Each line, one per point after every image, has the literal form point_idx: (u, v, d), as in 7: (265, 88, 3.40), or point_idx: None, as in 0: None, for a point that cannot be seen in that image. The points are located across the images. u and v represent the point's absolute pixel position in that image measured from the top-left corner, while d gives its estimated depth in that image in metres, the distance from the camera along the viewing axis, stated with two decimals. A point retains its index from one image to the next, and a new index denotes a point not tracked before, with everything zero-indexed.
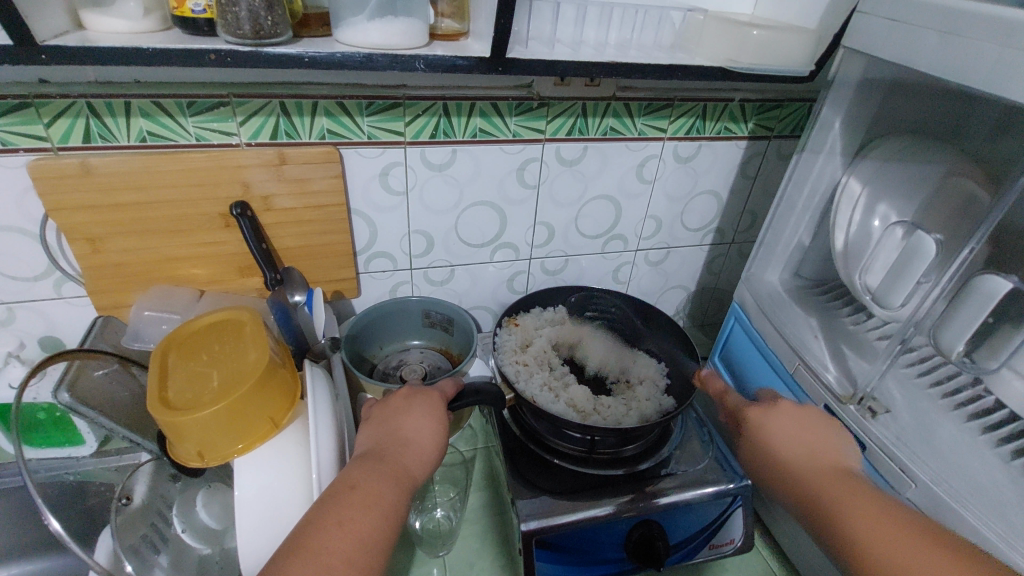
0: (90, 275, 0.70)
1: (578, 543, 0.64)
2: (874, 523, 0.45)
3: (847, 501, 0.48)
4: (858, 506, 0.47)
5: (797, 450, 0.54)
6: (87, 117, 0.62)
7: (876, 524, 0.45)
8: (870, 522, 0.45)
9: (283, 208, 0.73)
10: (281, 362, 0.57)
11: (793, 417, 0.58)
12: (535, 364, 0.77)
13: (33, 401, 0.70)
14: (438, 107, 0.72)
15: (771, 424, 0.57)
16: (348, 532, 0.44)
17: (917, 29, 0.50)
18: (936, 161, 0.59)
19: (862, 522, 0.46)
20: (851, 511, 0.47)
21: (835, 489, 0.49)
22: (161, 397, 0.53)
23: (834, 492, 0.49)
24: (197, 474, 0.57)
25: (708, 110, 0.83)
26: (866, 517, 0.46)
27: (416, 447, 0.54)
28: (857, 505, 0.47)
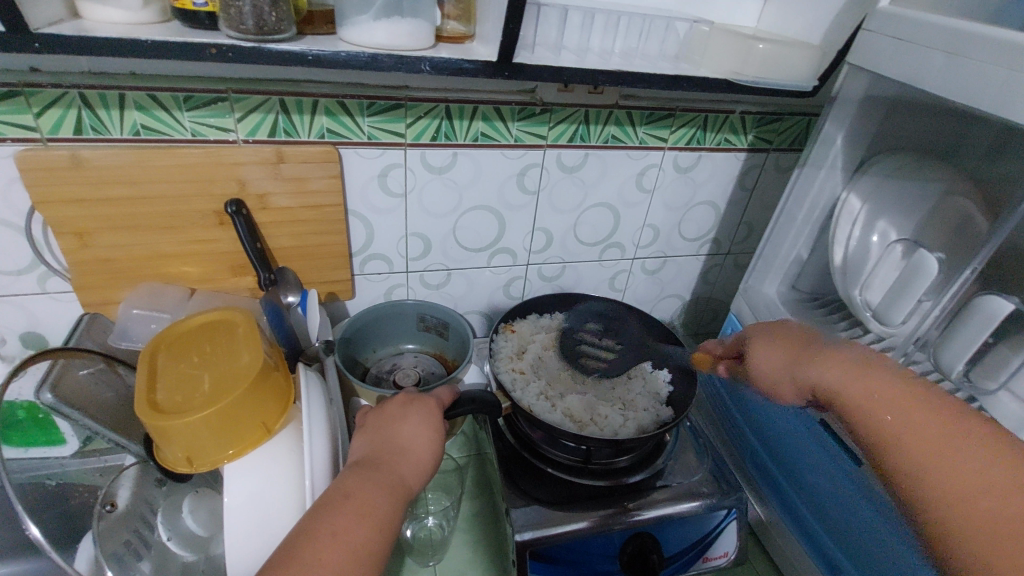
0: (76, 271, 0.68)
1: (572, 554, 0.63)
2: (952, 459, 0.42)
3: (853, 397, 0.49)
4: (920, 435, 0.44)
5: (792, 375, 0.55)
6: (78, 108, 0.60)
7: (937, 454, 0.43)
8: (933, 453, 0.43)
9: (279, 207, 0.72)
10: (274, 364, 0.56)
11: (774, 345, 0.58)
12: (531, 371, 0.77)
13: (14, 399, 0.69)
14: (440, 110, 0.71)
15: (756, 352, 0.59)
16: (341, 544, 0.43)
17: (922, 48, 0.50)
18: (934, 180, 0.60)
19: (927, 457, 0.43)
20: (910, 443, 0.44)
21: (881, 405, 0.47)
22: (150, 400, 0.51)
23: (889, 416, 0.46)
24: (186, 479, 0.56)
25: (709, 121, 0.83)
26: (927, 446, 0.44)
27: (411, 455, 0.52)
28: (923, 434, 0.44)
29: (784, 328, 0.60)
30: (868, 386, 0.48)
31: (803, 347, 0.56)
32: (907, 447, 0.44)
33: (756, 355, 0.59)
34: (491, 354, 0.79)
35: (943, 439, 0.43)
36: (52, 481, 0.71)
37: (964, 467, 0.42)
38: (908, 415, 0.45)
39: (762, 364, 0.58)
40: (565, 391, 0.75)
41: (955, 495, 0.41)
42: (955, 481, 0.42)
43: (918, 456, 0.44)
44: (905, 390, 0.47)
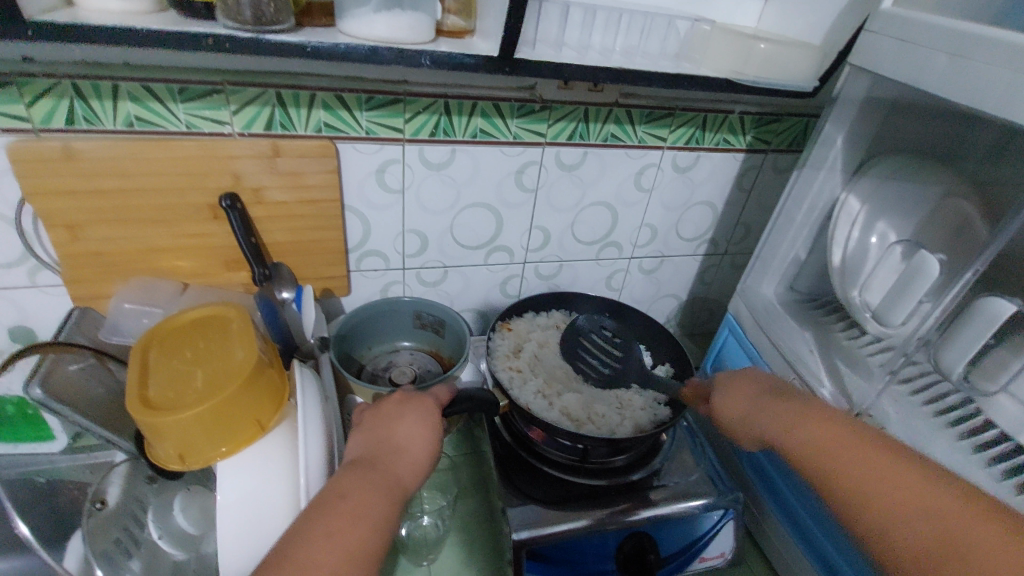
0: (67, 264, 0.67)
1: (567, 554, 0.62)
2: (898, 494, 0.44)
3: (801, 445, 0.51)
4: (868, 475, 0.46)
5: (757, 419, 0.56)
6: (71, 98, 0.59)
7: (900, 495, 0.43)
8: (895, 498, 0.44)
9: (275, 202, 0.71)
10: (268, 361, 0.55)
11: (748, 389, 0.59)
12: (528, 370, 0.77)
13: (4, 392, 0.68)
14: (439, 105, 0.71)
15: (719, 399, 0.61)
16: (337, 544, 0.43)
17: (924, 50, 0.50)
18: (933, 183, 0.61)
19: (887, 495, 0.44)
20: (855, 480, 0.46)
21: (835, 450, 0.48)
22: (141, 396, 0.50)
23: (853, 464, 0.47)
24: (175, 476, 0.55)
25: (708, 121, 0.83)
26: (874, 482, 0.45)
27: (408, 455, 0.52)
28: (873, 469, 0.46)
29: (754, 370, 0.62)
30: (830, 438, 0.49)
31: (769, 393, 0.57)
32: (858, 486, 0.46)
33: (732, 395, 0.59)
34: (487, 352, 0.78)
35: (896, 482, 0.44)
36: (42, 478, 0.70)
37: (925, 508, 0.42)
38: (864, 454, 0.47)
39: (727, 411, 0.59)
40: (563, 390, 0.75)
41: (939, 535, 0.41)
42: (932, 518, 0.42)
43: (856, 483, 0.46)
44: (843, 427, 0.50)
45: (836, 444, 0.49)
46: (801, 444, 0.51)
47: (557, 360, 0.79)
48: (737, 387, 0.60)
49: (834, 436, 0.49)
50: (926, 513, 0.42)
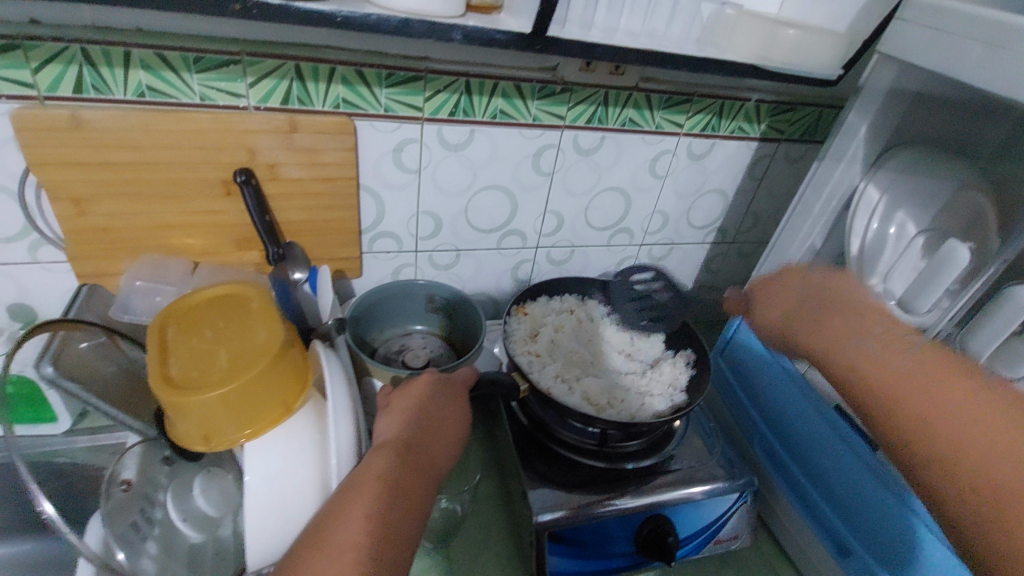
0: (72, 239, 0.64)
1: (589, 537, 0.63)
2: (929, 402, 0.42)
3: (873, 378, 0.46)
4: (910, 372, 0.45)
5: (801, 326, 0.57)
6: (80, 65, 0.57)
7: (901, 393, 0.44)
8: (922, 418, 0.42)
9: (289, 179, 0.69)
10: (293, 340, 0.54)
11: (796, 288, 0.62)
12: (546, 354, 0.77)
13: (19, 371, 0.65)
14: (460, 84, 0.69)
15: (760, 300, 0.64)
16: (376, 521, 0.43)
17: (961, 39, 0.50)
18: (951, 177, 0.62)
19: (946, 425, 0.41)
20: (915, 408, 0.43)
21: (862, 357, 0.48)
22: (164, 375, 0.48)
23: (883, 369, 0.46)
24: (197, 458, 0.57)
25: (724, 108, 0.83)
26: (894, 392, 0.44)
27: (443, 438, 0.53)
28: (922, 378, 0.44)
29: (826, 275, 0.62)
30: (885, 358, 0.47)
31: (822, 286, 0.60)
32: (884, 387, 0.45)
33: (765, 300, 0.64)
34: (504, 336, 0.78)
35: (915, 370, 0.45)
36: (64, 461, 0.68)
37: (956, 409, 0.41)
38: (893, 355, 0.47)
39: (767, 309, 0.62)
40: (581, 376, 0.75)
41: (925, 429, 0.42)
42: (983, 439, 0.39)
43: (896, 405, 0.44)
44: (885, 339, 0.49)
45: (908, 378, 0.44)
46: (848, 356, 0.49)
47: (574, 345, 0.79)
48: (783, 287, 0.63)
49: (868, 352, 0.48)
50: (958, 418, 0.41)
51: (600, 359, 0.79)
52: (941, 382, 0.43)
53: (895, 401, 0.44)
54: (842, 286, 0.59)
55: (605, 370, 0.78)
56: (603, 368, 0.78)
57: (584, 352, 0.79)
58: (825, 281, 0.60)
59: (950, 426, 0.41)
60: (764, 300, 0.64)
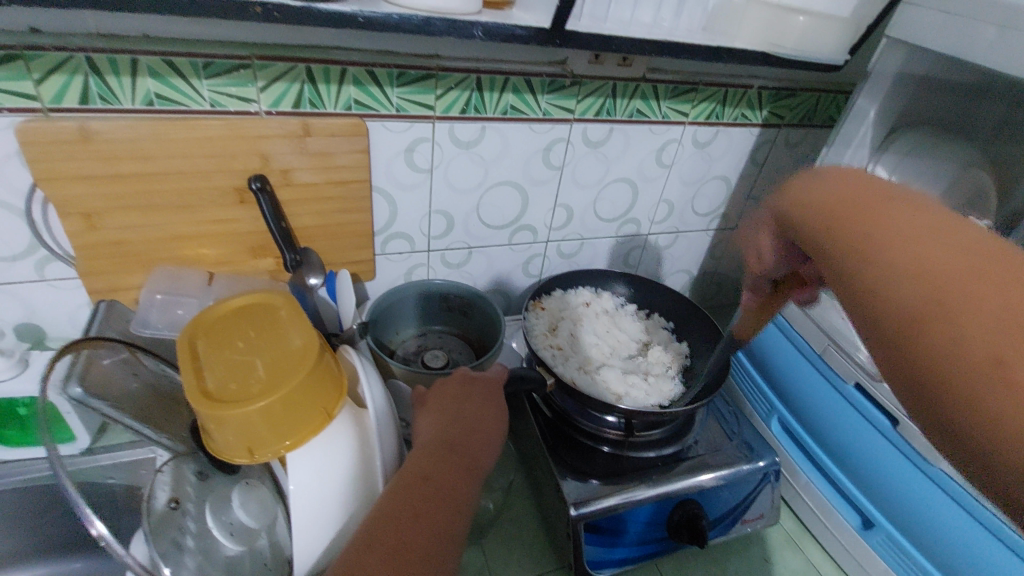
0: (82, 255, 0.63)
1: (621, 526, 0.64)
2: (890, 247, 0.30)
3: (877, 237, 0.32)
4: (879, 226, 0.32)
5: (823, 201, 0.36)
6: (85, 74, 0.55)
7: (900, 264, 0.30)
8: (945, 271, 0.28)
9: (303, 183, 0.68)
10: (327, 348, 0.53)
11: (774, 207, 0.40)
12: (567, 348, 0.78)
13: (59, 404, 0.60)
14: (471, 81, 0.69)
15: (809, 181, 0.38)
16: (427, 525, 0.43)
17: (972, 20, 0.51)
18: (954, 156, 0.65)
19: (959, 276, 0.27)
20: (875, 253, 0.31)
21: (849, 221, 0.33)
22: (201, 388, 0.48)
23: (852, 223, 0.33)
24: (235, 470, 0.60)
25: (728, 96, 0.84)
26: (894, 262, 0.30)
27: (480, 435, 0.53)
28: (906, 257, 0.30)
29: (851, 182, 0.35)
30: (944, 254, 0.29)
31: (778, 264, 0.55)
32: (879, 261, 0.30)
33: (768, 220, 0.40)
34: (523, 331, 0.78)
35: (921, 247, 0.30)
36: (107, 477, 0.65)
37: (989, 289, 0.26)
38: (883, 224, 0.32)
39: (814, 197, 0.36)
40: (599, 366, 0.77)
41: (927, 278, 0.28)
42: (936, 274, 0.28)
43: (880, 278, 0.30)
44: (887, 201, 0.33)
45: (852, 205, 0.34)
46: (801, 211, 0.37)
47: (591, 337, 0.81)
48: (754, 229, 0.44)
49: (899, 227, 0.31)
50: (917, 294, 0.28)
51: (617, 350, 0.82)
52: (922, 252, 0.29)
53: (919, 264, 0.29)
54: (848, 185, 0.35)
55: (622, 361, 0.80)
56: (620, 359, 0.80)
57: (601, 345, 0.81)
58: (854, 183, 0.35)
59: (925, 260, 0.29)
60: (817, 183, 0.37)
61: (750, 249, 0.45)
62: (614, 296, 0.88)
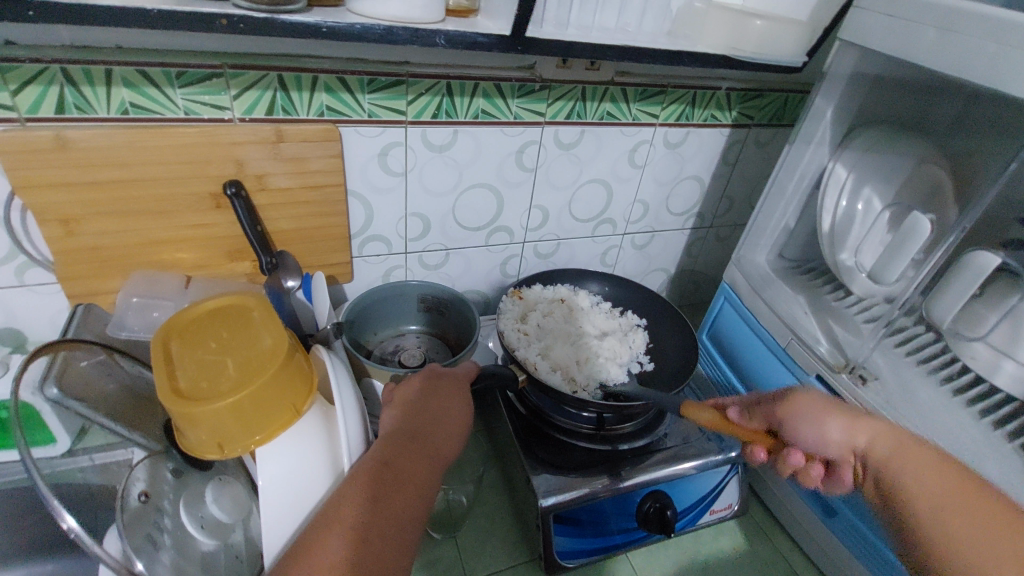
0: (61, 260, 0.64)
1: (591, 516, 0.66)
2: (940, 494, 0.43)
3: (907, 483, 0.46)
4: (927, 475, 0.45)
5: (876, 447, 0.50)
6: (61, 84, 0.56)
7: (947, 514, 0.42)
8: (959, 529, 0.41)
9: (278, 188, 0.70)
10: (297, 347, 0.55)
11: (815, 405, 0.54)
12: (534, 335, 0.81)
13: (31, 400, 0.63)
14: (442, 86, 0.71)
15: (867, 422, 0.51)
16: (387, 511, 0.45)
17: (914, 24, 0.53)
18: (909, 152, 0.67)
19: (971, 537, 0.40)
20: (928, 498, 0.44)
21: (904, 465, 0.47)
22: (173, 387, 0.49)
23: (907, 468, 0.46)
24: (208, 467, 0.61)
25: (697, 98, 0.86)
26: (943, 510, 0.42)
27: (445, 426, 0.55)
28: (934, 490, 0.44)
29: (901, 439, 0.49)
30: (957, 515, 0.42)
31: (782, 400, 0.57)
32: (907, 494, 0.45)
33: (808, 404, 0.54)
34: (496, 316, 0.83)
35: (939, 484, 0.44)
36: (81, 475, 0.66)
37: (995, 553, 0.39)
38: (926, 470, 0.45)
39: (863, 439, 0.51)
40: (556, 347, 0.80)
41: (952, 532, 0.41)
42: (958, 526, 0.41)
43: (936, 522, 0.42)
44: (927, 458, 0.46)
45: (900, 456, 0.48)
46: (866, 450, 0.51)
47: (551, 322, 0.82)
48: (812, 406, 0.54)
49: (930, 480, 0.45)
50: (943, 523, 0.42)
51: (580, 329, 0.82)
52: (966, 502, 0.42)
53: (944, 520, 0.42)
54: (898, 440, 0.49)
55: (582, 339, 0.81)
56: (581, 336, 0.81)
57: (562, 326, 0.82)
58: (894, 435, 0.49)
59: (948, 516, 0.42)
60: (873, 430, 0.50)
61: (806, 429, 0.53)
62: (584, 295, 0.88)
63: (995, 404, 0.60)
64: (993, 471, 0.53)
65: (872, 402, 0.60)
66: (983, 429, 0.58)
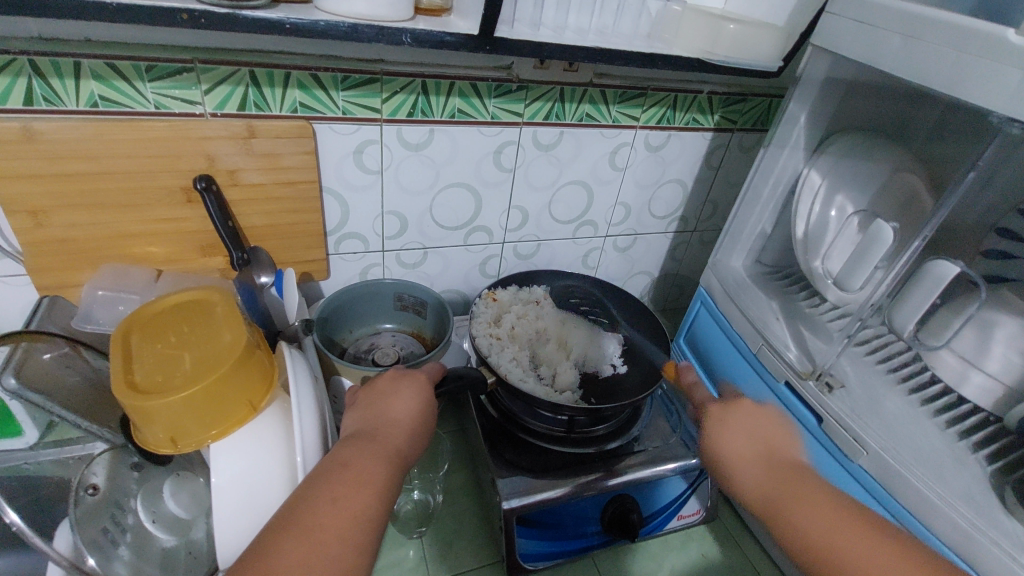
0: (30, 252, 0.64)
1: (555, 519, 0.66)
2: (858, 553, 0.44)
3: (792, 503, 0.49)
4: (835, 530, 0.46)
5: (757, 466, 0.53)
6: (29, 76, 0.56)
7: (862, 559, 0.44)
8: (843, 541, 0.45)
9: (250, 184, 0.69)
10: (257, 343, 0.55)
11: (729, 425, 0.56)
12: (507, 338, 0.80)
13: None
14: (417, 85, 0.70)
15: (746, 441, 0.55)
16: (341, 508, 0.44)
17: (881, 32, 0.53)
18: (885, 159, 0.66)
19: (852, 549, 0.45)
20: (850, 561, 0.44)
21: (809, 520, 0.47)
22: (128, 380, 0.49)
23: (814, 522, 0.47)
24: (165, 461, 0.59)
25: (678, 101, 0.86)
26: (857, 556, 0.44)
27: (404, 426, 0.54)
28: (819, 510, 0.48)
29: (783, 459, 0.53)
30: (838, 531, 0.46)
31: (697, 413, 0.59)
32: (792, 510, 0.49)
33: (726, 439, 0.55)
34: (470, 318, 0.82)
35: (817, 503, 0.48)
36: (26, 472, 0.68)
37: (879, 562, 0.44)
38: (811, 497, 0.49)
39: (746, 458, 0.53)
40: (547, 318, 0.84)
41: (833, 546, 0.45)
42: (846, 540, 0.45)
43: (842, 555, 0.45)
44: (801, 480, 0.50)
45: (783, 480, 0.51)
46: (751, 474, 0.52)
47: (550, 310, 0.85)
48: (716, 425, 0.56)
49: (810, 499, 0.49)
50: (831, 537, 0.46)
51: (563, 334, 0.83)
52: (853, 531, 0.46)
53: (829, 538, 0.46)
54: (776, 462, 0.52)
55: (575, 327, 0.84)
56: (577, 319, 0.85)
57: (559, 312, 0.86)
58: (777, 459, 0.53)
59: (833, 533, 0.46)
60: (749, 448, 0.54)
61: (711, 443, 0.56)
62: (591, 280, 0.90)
63: (960, 415, 0.60)
64: (956, 483, 0.52)
65: (838, 410, 0.60)
66: (950, 441, 0.57)
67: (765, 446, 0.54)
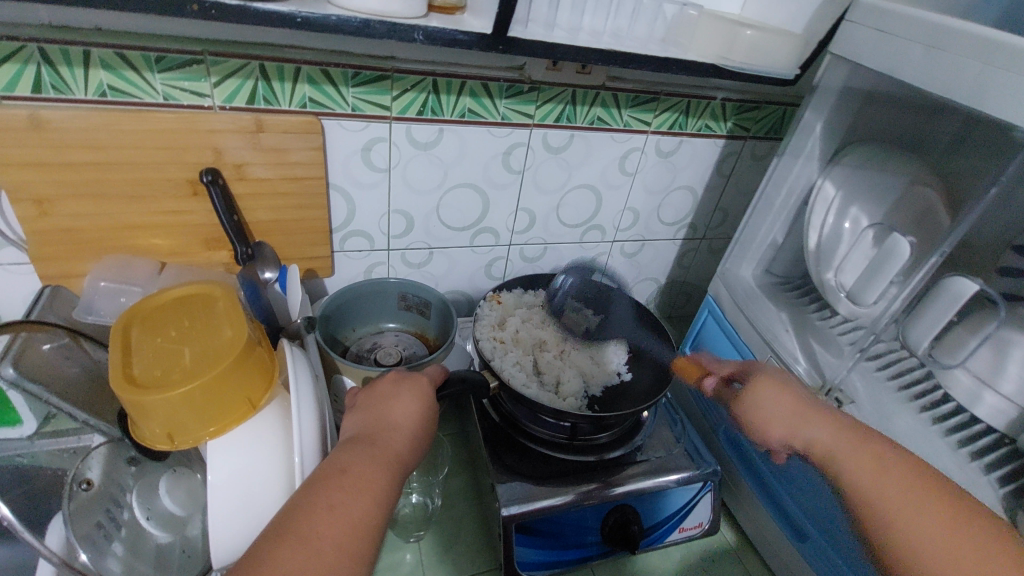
0: (34, 240, 0.64)
1: (555, 528, 0.65)
2: (928, 535, 0.42)
3: (862, 481, 0.47)
4: (901, 498, 0.44)
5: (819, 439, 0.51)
6: (38, 64, 0.56)
7: (932, 541, 0.42)
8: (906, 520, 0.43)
9: (256, 178, 0.69)
10: (258, 340, 0.54)
11: (781, 400, 0.54)
12: (511, 342, 0.79)
13: None
14: (428, 83, 0.70)
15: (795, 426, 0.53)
16: (337, 515, 0.43)
17: (903, 41, 0.52)
18: (902, 171, 0.65)
19: (914, 528, 0.43)
20: (920, 547, 0.42)
21: (873, 487, 0.46)
22: (126, 373, 0.49)
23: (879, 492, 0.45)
24: (162, 456, 0.59)
25: (691, 107, 0.85)
26: (926, 537, 0.42)
27: (404, 430, 0.53)
28: (895, 488, 0.45)
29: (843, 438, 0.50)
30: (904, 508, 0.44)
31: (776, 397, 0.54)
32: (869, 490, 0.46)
33: (761, 399, 0.55)
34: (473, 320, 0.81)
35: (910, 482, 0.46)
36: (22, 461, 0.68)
37: (941, 541, 0.41)
38: (877, 471, 0.46)
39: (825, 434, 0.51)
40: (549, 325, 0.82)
41: (924, 530, 0.42)
42: (923, 525, 0.43)
43: (917, 537, 0.42)
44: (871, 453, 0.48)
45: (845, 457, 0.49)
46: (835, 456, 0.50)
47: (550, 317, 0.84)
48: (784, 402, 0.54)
49: (872, 477, 0.46)
50: (920, 521, 0.43)
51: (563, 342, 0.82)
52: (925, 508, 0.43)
53: (906, 519, 0.43)
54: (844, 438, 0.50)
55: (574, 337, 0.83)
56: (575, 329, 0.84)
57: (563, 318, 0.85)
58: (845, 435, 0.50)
59: (911, 516, 0.43)
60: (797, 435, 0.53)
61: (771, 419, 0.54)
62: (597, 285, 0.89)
63: (972, 436, 0.58)
64: None
65: None
66: (961, 462, 0.56)
67: (808, 423, 0.52)
